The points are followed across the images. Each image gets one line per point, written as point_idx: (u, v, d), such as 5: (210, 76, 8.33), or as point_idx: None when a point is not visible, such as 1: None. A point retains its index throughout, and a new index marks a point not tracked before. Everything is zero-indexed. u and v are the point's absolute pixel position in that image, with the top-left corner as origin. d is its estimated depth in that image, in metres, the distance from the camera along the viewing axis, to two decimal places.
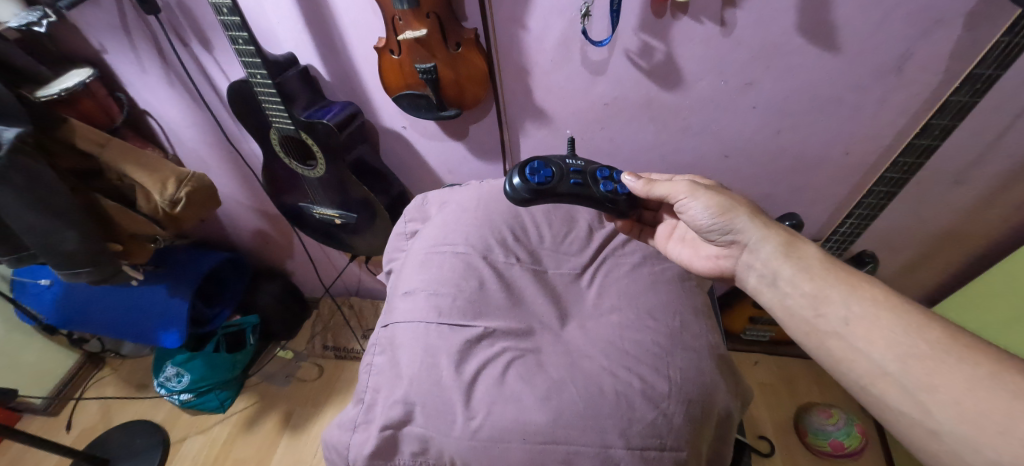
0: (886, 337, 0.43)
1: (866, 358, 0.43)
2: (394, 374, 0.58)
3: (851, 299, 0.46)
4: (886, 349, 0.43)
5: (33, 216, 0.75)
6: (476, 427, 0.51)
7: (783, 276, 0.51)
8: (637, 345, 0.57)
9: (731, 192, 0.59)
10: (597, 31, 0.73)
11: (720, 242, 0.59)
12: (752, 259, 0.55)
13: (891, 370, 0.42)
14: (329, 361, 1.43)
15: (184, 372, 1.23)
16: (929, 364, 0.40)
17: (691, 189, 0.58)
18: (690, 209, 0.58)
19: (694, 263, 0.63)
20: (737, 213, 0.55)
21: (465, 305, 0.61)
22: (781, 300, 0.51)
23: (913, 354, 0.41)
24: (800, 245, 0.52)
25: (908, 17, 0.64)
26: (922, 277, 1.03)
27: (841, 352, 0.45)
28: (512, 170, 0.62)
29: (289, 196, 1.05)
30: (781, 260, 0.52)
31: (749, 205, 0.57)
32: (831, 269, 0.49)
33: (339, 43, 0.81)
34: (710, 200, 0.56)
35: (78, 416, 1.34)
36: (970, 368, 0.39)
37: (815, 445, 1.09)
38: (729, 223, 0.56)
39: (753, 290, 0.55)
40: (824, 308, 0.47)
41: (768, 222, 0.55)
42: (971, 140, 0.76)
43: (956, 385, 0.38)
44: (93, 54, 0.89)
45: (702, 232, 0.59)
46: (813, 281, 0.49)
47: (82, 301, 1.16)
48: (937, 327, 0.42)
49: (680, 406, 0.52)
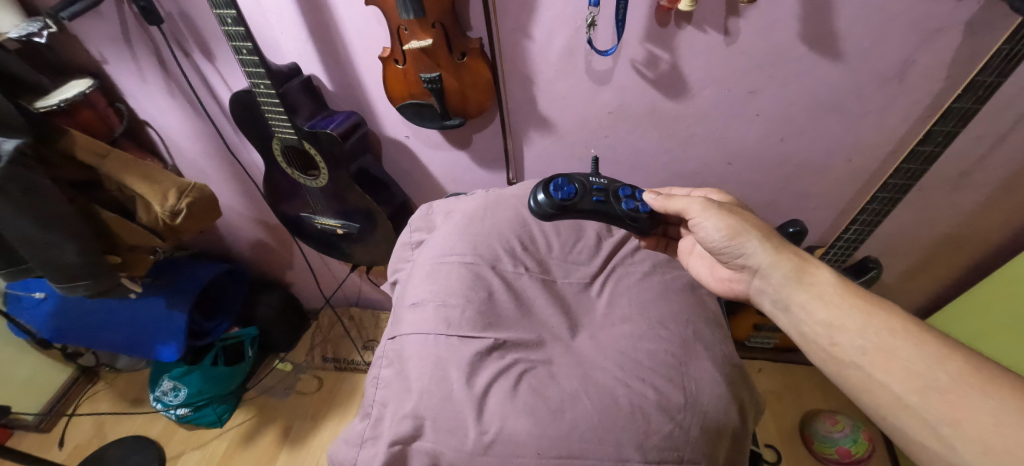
0: (904, 368, 0.43)
1: (886, 389, 0.43)
2: (403, 388, 0.57)
3: (867, 328, 0.46)
4: (905, 380, 0.42)
5: (29, 229, 0.74)
6: (488, 442, 0.50)
7: (795, 303, 0.51)
8: (650, 355, 0.56)
9: (746, 213, 0.58)
10: (602, 40, 0.73)
11: (732, 264, 0.59)
12: (764, 284, 0.55)
13: (911, 402, 0.42)
14: (329, 373, 1.41)
15: (181, 386, 1.21)
16: (950, 396, 0.40)
17: (704, 207, 0.58)
18: (703, 228, 0.58)
19: (711, 281, 0.64)
20: (747, 236, 0.55)
21: (475, 317, 0.60)
22: (795, 325, 0.51)
23: (933, 386, 0.41)
24: (812, 270, 0.51)
25: (909, 26, 0.65)
26: (924, 283, 1.03)
27: (858, 380, 0.45)
28: (534, 187, 0.62)
29: (289, 206, 1.03)
30: (791, 286, 0.51)
31: (762, 226, 0.56)
32: (846, 295, 0.49)
33: (343, 53, 0.81)
34: (722, 221, 0.56)
35: (72, 432, 1.30)
36: (995, 403, 0.38)
37: (823, 453, 1.08)
38: (740, 246, 0.56)
39: (768, 313, 0.55)
40: (838, 336, 0.47)
41: (778, 245, 0.54)
42: (971, 147, 0.77)
43: (980, 421, 0.38)
44: (94, 64, 0.89)
45: (714, 251, 0.59)
46: (827, 308, 0.49)
47: (77, 314, 1.14)
48: (958, 356, 0.42)
49: (696, 418, 0.51)
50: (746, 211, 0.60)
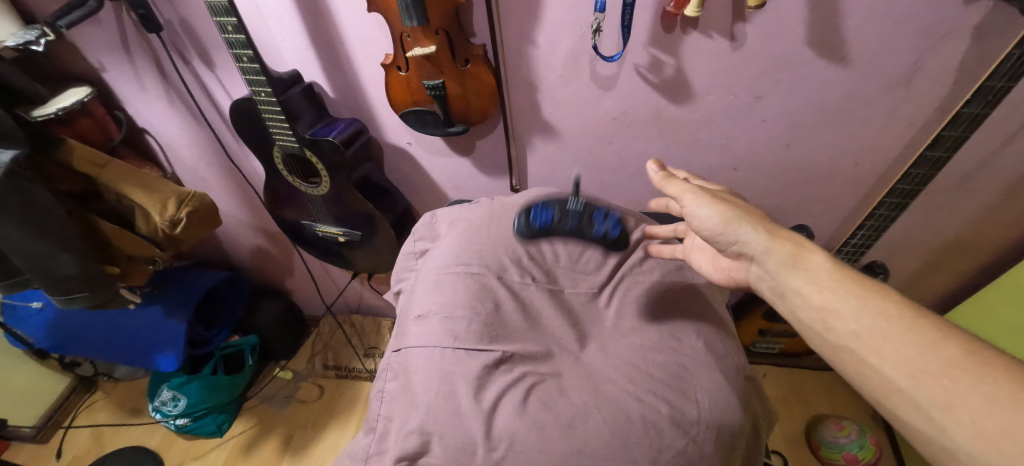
0: (897, 353, 0.42)
1: (879, 373, 0.43)
2: (409, 401, 0.56)
3: (861, 312, 0.45)
4: (898, 366, 0.42)
5: (27, 241, 0.73)
6: (498, 458, 0.48)
7: (791, 289, 0.49)
8: (660, 367, 0.55)
9: (737, 201, 0.56)
10: (607, 46, 0.72)
11: (728, 253, 0.56)
12: (762, 271, 0.53)
13: (904, 386, 0.41)
14: (329, 381, 1.39)
15: (181, 396, 1.18)
16: (944, 381, 0.39)
17: (696, 194, 0.56)
18: (697, 216, 0.56)
19: (714, 273, 0.63)
20: (741, 223, 0.53)
21: (481, 329, 0.58)
22: (793, 311, 0.50)
23: (926, 371, 0.40)
24: (806, 254, 0.50)
25: (916, 30, 0.64)
26: (931, 288, 1.03)
27: (853, 365, 0.45)
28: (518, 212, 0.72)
29: (289, 212, 1.02)
30: (787, 272, 0.50)
31: (755, 213, 0.54)
32: (841, 280, 0.47)
33: (345, 60, 0.80)
34: (716, 208, 0.54)
35: (69, 444, 1.28)
36: (990, 388, 0.37)
37: (829, 458, 1.07)
38: (734, 234, 0.54)
39: (767, 300, 0.54)
40: (833, 322, 0.46)
41: (772, 230, 0.52)
42: (977, 150, 0.76)
43: (975, 405, 0.37)
44: (92, 73, 0.87)
45: (709, 240, 0.57)
46: (821, 293, 0.47)
47: (73, 325, 1.12)
48: (953, 341, 0.41)
49: (710, 433, 0.50)
50: (735, 199, 0.58)
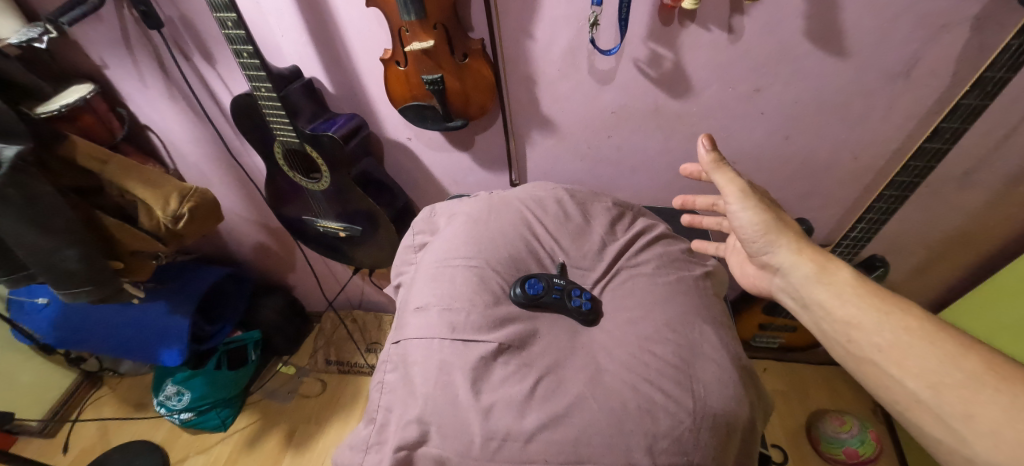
0: (919, 366, 0.43)
1: (901, 385, 0.44)
2: (408, 393, 0.56)
3: (882, 325, 0.46)
4: (919, 377, 0.43)
5: (32, 235, 0.74)
6: (496, 449, 0.49)
7: (814, 301, 0.51)
8: (658, 357, 0.55)
9: (781, 212, 0.57)
10: (605, 39, 0.72)
11: (758, 259, 0.58)
12: (784, 279, 0.55)
13: (925, 398, 0.42)
14: (332, 377, 1.41)
15: (185, 391, 1.21)
16: (963, 393, 0.40)
17: (743, 198, 0.55)
18: (737, 218, 0.56)
19: (739, 276, 0.68)
20: (780, 235, 0.54)
21: (479, 320, 0.58)
22: (816, 321, 0.51)
23: (946, 383, 0.41)
24: (833, 270, 0.51)
25: (915, 21, 0.64)
26: (933, 281, 1.02)
27: (875, 377, 0.46)
28: (513, 282, 0.64)
29: (290, 208, 1.03)
30: (810, 286, 0.51)
31: (795, 228, 0.55)
32: (865, 295, 0.48)
33: (345, 56, 0.80)
34: (759, 216, 0.55)
35: (76, 438, 1.30)
36: (1007, 401, 0.38)
37: (830, 453, 1.07)
38: (770, 244, 0.55)
39: (790, 309, 0.56)
40: (855, 334, 0.47)
41: (807, 247, 0.53)
42: (977, 143, 0.76)
43: (993, 417, 0.38)
44: (95, 69, 0.88)
45: (743, 243, 0.58)
46: (845, 306, 0.48)
47: (78, 320, 1.14)
48: (973, 355, 0.41)
49: (705, 423, 0.51)
50: (777, 206, 0.59)
